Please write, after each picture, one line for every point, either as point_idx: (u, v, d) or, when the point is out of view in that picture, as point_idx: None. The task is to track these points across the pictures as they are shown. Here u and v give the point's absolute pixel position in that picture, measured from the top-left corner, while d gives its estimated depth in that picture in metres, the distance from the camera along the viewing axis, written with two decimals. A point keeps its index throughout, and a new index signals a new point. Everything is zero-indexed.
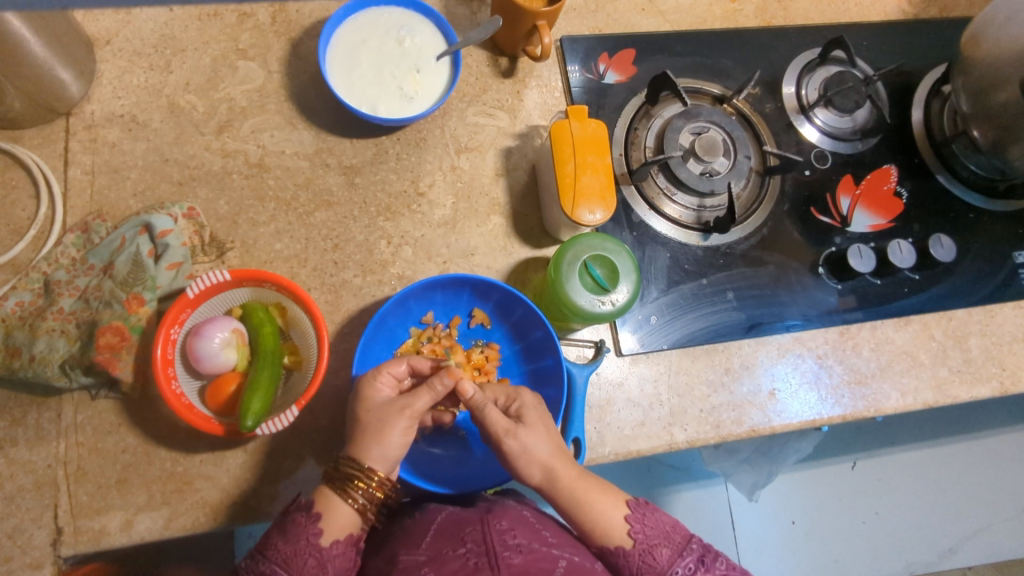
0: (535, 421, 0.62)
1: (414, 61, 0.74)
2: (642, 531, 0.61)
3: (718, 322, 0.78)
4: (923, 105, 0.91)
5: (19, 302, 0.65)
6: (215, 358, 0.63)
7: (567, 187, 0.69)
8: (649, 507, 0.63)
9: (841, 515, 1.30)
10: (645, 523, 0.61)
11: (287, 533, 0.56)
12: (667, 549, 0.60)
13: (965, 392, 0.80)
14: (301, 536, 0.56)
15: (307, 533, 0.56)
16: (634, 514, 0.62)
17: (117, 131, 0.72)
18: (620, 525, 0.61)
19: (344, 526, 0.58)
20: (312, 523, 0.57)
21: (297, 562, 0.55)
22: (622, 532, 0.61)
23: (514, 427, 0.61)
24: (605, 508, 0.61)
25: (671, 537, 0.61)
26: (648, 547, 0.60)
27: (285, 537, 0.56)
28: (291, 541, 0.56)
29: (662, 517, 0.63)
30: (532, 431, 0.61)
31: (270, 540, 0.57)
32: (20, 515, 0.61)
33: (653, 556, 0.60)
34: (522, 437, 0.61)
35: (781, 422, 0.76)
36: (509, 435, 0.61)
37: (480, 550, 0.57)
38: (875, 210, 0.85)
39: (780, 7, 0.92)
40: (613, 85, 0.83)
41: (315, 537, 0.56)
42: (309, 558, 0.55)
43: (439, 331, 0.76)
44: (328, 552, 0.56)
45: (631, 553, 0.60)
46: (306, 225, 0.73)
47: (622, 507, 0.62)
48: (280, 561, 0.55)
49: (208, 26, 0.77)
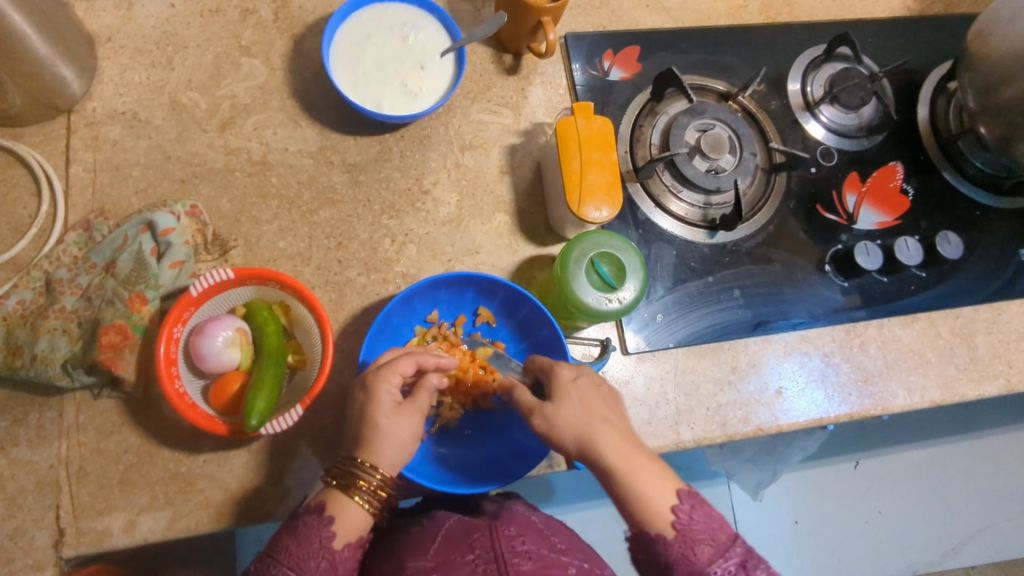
0: (567, 394, 0.61)
1: (418, 58, 0.74)
2: (687, 523, 0.55)
3: (725, 320, 0.78)
4: (928, 103, 0.90)
5: (21, 300, 0.64)
6: (218, 357, 0.63)
7: (573, 185, 0.68)
8: (698, 500, 0.57)
9: (846, 514, 1.29)
10: (692, 517, 0.56)
11: (297, 536, 0.55)
12: (709, 547, 0.54)
13: (972, 391, 0.79)
14: (313, 540, 0.55)
15: (320, 537, 0.55)
16: (681, 504, 0.56)
17: (119, 128, 0.72)
18: (665, 512, 0.56)
19: (355, 529, 0.57)
20: (325, 526, 0.55)
21: (309, 565, 0.54)
22: (665, 521, 0.56)
23: (542, 406, 0.61)
24: (654, 488, 0.57)
25: (716, 536, 0.55)
26: (690, 540, 0.55)
27: (296, 540, 0.55)
28: (303, 544, 0.54)
29: (710, 511, 0.57)
30: (565, 404, 0.60)
31: (280, 542, 0.55)
32: (21, 516, 0.61)
33: (693, 552, 0.54)
34: (550, 412, 0.60)
35: (787, 421, 0.75)
36: (537, 413, 0.61)
37: (489, 557, 0.55)
38: (881, 208, 0.85)
39: (785, 4, 0.91)
40: (618, 82, 0.83)
41: (329, 540, 0.55)
42: (321, 561, 0.54)
43: (444, 330, 0.75)
44: (340, 555, 0.55)
45: (671, 543, 0.55)
46: (309, 223, 0.73)
47: (672, 493, 0.57)
48: (293, 564, 0.53)
49: (210, 23, 0.76)
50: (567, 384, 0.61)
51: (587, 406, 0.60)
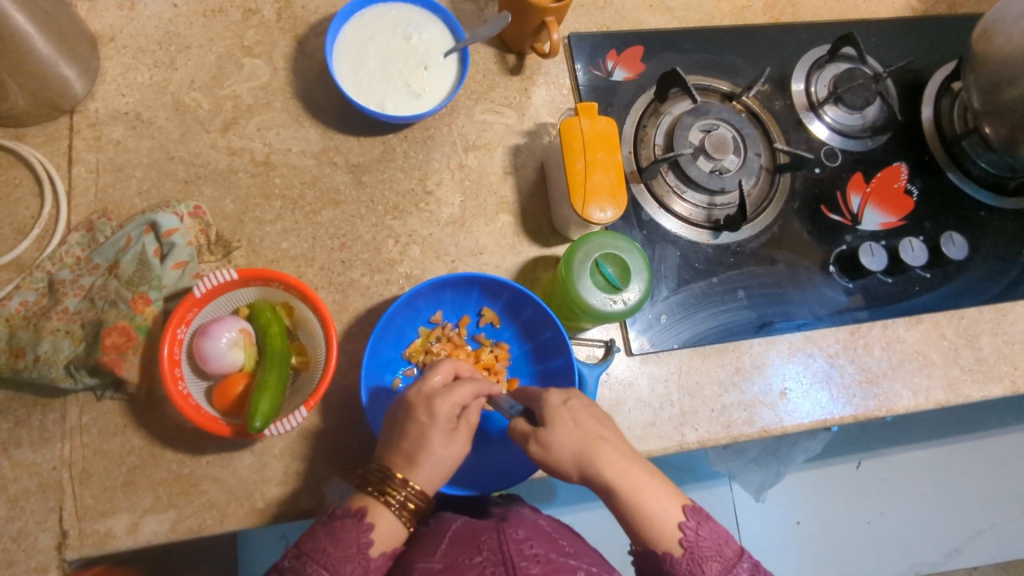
0: (559, 419, 0.59)
1: (422, 58, 0.74)
2: (695, 540, 0.56)
3: (729, 321, 0.77)
4: (933, 103, 0.90)
5: (23, 301, 0.64)
6: (222, 358, 0.62)
7: (578, 185, 0.68)
8: (704, 515, 0.58)
9: (848, 515, 1.29)
10: (699, 534, 0.56)
11: (336, 539, 0.55)
12: (717, 564, 0.55)
13: (977, 392, 0.79)
14: (351, 544, 0.54)
15: (358, 543, 0.55)
16: (688, 522, 0.56)
17: (122, 128, 0.71)
18: (671, 530, 0.56)
19: (390, 540, 0.57)
20: (364, 533, 0.55)
21: (344, 568, 0.54)
22: (673, 538, 0.56)
23: (536, 431, 0.59)
24: (657, 507, 0.57)
25: (723, 552, 0.56)
26: (698, 558, 0.55)
27: (334, 543, 0.54)
28: (340, 547, 0.54)
29: (716, 526, 0.58)
30: (558, 430, 0.58)
31: (315, 542, 0.55)
32: (24, 518, 0.60)
33: (701, 569, 0.55)
34: (543, 439, 0.58)
35: (792, 422, 0.75)
36: (532, 440, 0.59)
37: (497, 560, 0.56)
38: (886, 208, 0.85)
39: (788, 4, 0.91)
40: (622, 82, 0.82)
41: (366, 547, 0.55)
42: (357, 566, 0.54)
43: (449, 331, 0.75)
44: (372, 563, 0.55)
45: (678, 561, 0.55)
46: (313, 223, 0.72)
47: (677, 511, 0.57)
48: (328, 565, 0.54)
49: (213, 24, 0.76)
50: (557, 408, 0.59)
51: (582, 429, 0.58)
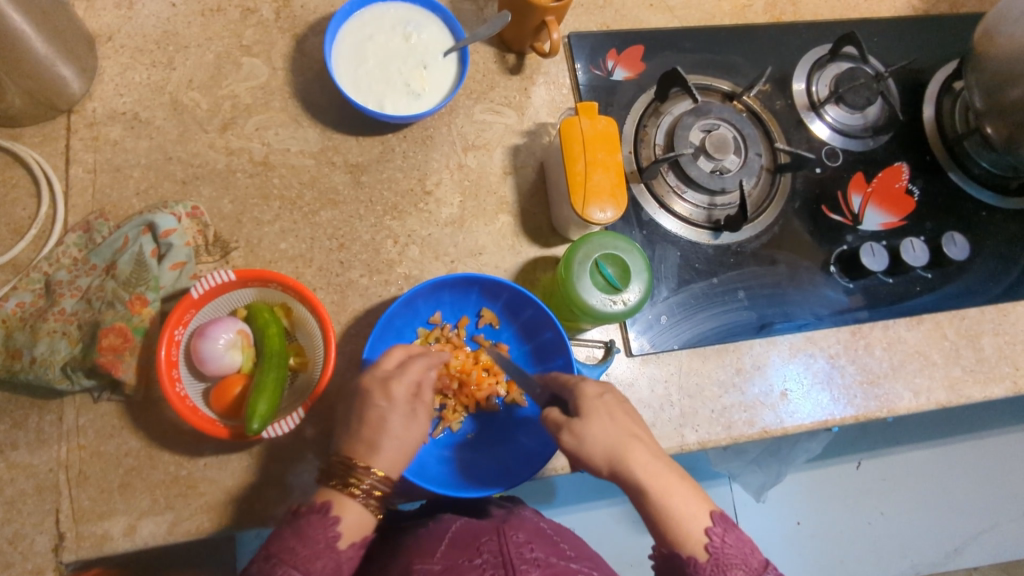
0: (593, 412, 0.59)
1: (421, 58, 0.73)
2: (721, 547, 0.55)
3: (730, 322, 0.77)
4: (934, 103, 0.90)
5: (20, 302, 0.64)
6: (220, 359, 0.62)
7: (578, 186, 0.68)
8: (731, 522, 0.57)
9: (848, 516, 1.29)
10: (725, 541, 0.55)
11: (303, 535, 0.54)
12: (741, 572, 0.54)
13: (979, 392, 0.79)
14: (319, 541, 0.54)
15: (326, 538, 0.54)
16: (715, 528, 0.55)
17: (119, 128, 0.71)
18: (699, 535, 0.55)
19: (359, 529, 0.56)
20: (331, 528, 0.54)
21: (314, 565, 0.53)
22: (698, 543, 0.55)
23: (570, 422, 0.59)
24: (684, 511, 0.56)
25: (749, 561, 0.55)
26: (723, 566, 0.54)
27: (302, 540, 0.53)
28: (308, 544, 0.53)
29: (741, 535, 0.57)
30: (593, 421, 0.58)
31: (282, 541, 0.54)
32: (20, 520, 0.60)
33: None
34: (579, 430, 0.58)
35: (793, 423, 0.75)
36: (566, 430, 0.58)
37: (497, 562, 0.55)
38: (887, 208, 0.84)
39: (790, 3, 0.91)
40: (622, 82, 0.82)
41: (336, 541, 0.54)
42: (327, 561, 0.54)
43: (448, 332, 0.74)
44: (343, 555, 0.55)
45: (702, 567, 0.54)
46: (311, 224, 0.72)
47: (705, 516, 0.56)
48: (298, 565, 0.52)
49: (211, 23, 0.75)
50: (593, 400, 0.59)
51: (616, 423, 0.58)
